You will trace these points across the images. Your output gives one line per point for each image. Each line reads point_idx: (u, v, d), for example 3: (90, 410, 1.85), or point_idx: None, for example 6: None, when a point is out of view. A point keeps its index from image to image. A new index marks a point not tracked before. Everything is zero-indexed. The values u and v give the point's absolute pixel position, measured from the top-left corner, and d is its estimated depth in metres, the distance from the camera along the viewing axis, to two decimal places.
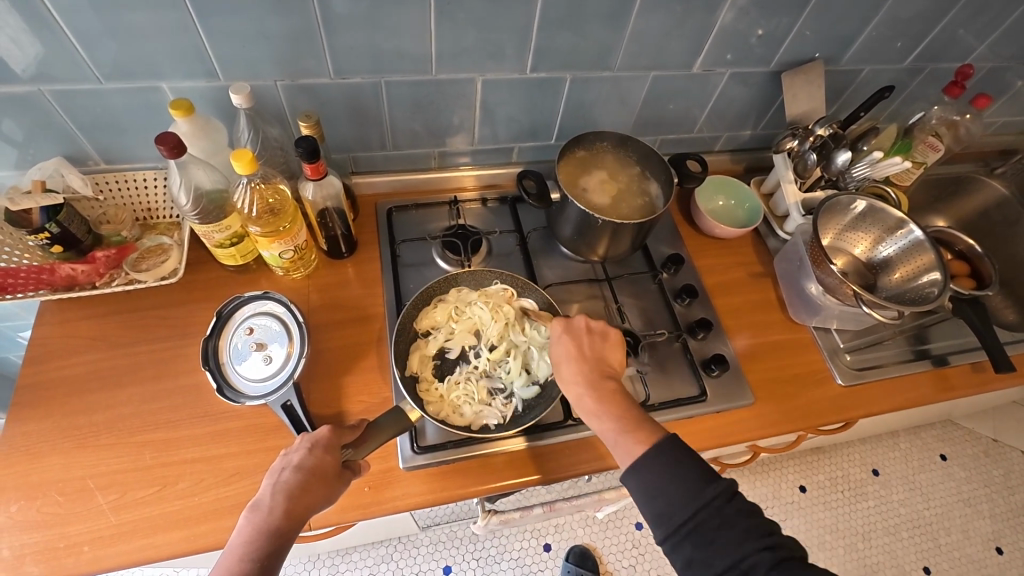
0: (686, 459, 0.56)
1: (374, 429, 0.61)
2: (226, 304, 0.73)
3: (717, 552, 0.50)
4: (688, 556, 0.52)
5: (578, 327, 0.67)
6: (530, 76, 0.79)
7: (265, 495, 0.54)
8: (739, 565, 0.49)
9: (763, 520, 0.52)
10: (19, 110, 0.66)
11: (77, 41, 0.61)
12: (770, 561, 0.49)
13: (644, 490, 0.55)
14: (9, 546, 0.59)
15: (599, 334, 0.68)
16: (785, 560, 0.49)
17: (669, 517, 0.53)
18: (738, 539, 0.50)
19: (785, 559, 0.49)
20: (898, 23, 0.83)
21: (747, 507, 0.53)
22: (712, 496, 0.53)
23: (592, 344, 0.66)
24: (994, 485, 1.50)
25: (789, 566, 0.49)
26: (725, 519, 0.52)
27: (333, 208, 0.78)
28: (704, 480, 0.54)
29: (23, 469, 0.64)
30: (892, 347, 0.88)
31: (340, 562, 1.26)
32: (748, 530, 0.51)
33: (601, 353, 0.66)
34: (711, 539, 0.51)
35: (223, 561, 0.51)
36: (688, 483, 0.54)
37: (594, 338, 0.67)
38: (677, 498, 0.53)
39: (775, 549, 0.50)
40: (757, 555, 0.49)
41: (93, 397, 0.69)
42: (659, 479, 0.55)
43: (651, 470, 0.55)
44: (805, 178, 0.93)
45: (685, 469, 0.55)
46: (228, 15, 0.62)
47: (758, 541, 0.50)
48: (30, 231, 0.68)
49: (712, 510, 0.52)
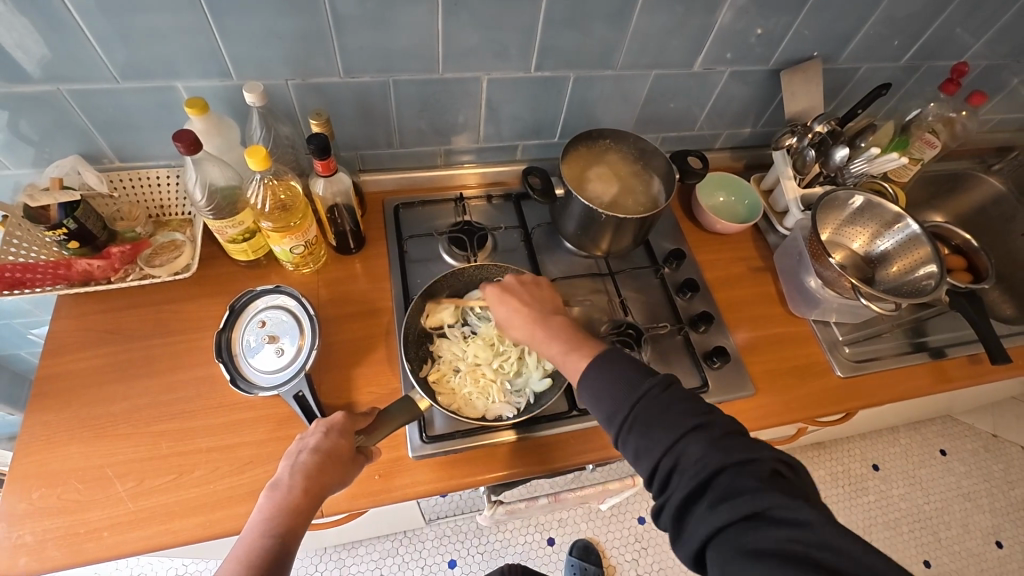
0: (624, 361, 0.58)
1: (386, 417, 0.63)
2: (239, 298, 0.75)
3: (656, 440, 0.51)
4: (635, 447, 0.53)
5: (512, 283, 0.71)
6: (535, 74, 0.80)
7: (285, 475, 0.56)
8: (677, 452, 0.50)
9: (703, 403, 0.53)
10: (39, 110, 0.68)
11: (95, 41, 0.63)
12: (706, 440, 0.50)
13: (593, 395, 0.57)
14: (31, 531, 0.61)
15: (534, 285, 0.72)
16: (721, 439, 0.50)
17: (614, 414, 0.55)
18: (674, 425, 0.51)
19: (721, 438, 0.50)
20: (895, 22, 0.85)
21: (684, 394, 0.54)
22: (649, 388, 0.55)
23: (528, 291, 0.70)
24: (993, 480, 1.51)
25: (725, 445, 0.49)
26: (662, 407, 0.53)
27: (342, 203, 0.79)
28: (641, 376, 0.56)
29: (43, 458, 0.65)
30: (890, 340, 0.89)
31: (347, 556, 1.28)
32: (684, 413, 0.52)
33: (540, 298, 0.70)
34: (652, 429, 0.52)
35: (246, 537, 0.52)
36: (629, 379, 0.56)
37: (529, 287, 0.71)
38: (620, 393, 0.56)
39: (710, 429, 0.51)
40: (693, 438, 0.50)
41: (110, 389, 0.71)
42: (604, 382, 0.57)
43: (593, 376, 0.58)
44: (804, 174, 0.95)
45: (627, 370, 0.57)
46: (241, 15, 0.64)
47: (695, 423, 0.51)
48: (48, 227, 0.69)
49: (648, 399, 0.54)
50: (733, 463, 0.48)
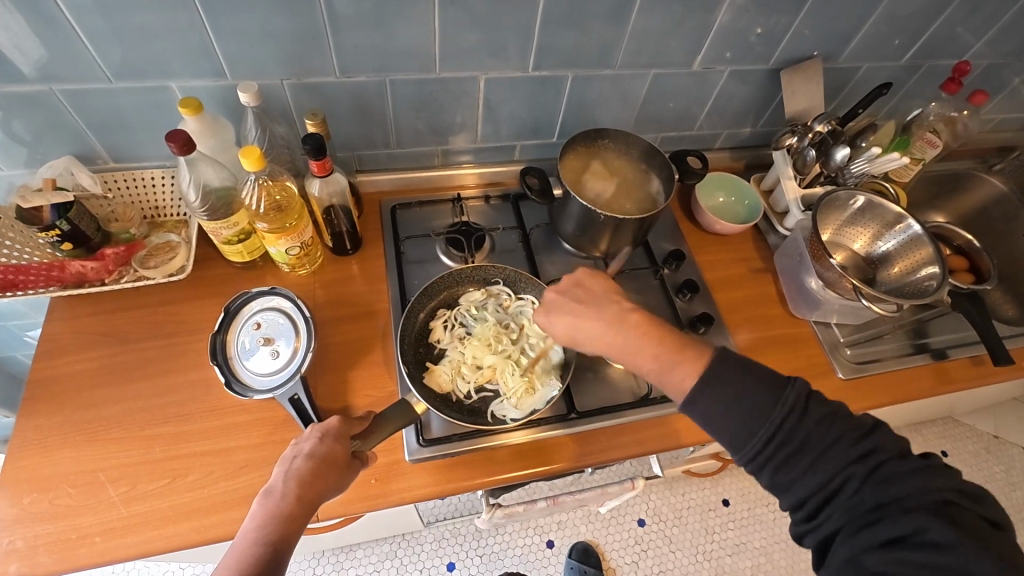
0: (745, 384, 0.54)
1: (381, 421, 0.63)
2: (234, 300, 0.74)
3: (801, 476, 0.51)
4: (773, 479, 0.52)
5: (558, 300, 0.68)
6: (533, 73, 0.80)
7: (278, 481, 0.55)
8: (826, 485, 0.50)
9: (847, 426, 0.51)
10: (30, 109, 0.67)
11: (87, 41, 0.62)
12: (862, 472, 0.49)
13: (709, 423, 0.55)
14: (22, 536, 0.60)
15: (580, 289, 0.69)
16: (875, 470, 0.49)
17: (745, 444, 0.53)
18: (824, 456, 0.50)
19: (875, 469, 0.49)
20: (896, 21, 0.84)
21: (826, 415, 0.52)
22: (783, 418, 0.52)
23: (583, 301, 0.67)
24: (995, 481, 1.50)
25: (884, 475, 0.49)
26: (807, 438, 0.51)
27: (338, 204, 0.78)
28: (771, 400, 0.53)
29: (35, 462, 0.65)
30: (891, 341, 0.89)
31: (345, 559, 1.27)
32: (832, 444, 0.50)
33: (603, 300, 0.67)
34: (794, 463, 0.51)
35: (237, 545, 0.52)
36: (757, 406, 0.53)
37: (580, 296, 0.68)
38: (748, 423, 0.53)
39: (867, 459, 0.50)
40: (850, 470, 0.49)
41: (103, 392, 0.70)
42: (722, 407, 0.54)
43: (708, 402, 0.55)
44: (804, 174, 0.94)
45: (748, 392, 0.54)
46: (235, 14, 0.63)
47: (847, 455, 0.50)
48: (41, 228, 0.68)
49: (788, 432, 0.52)
50: (888, 498, 0.48)
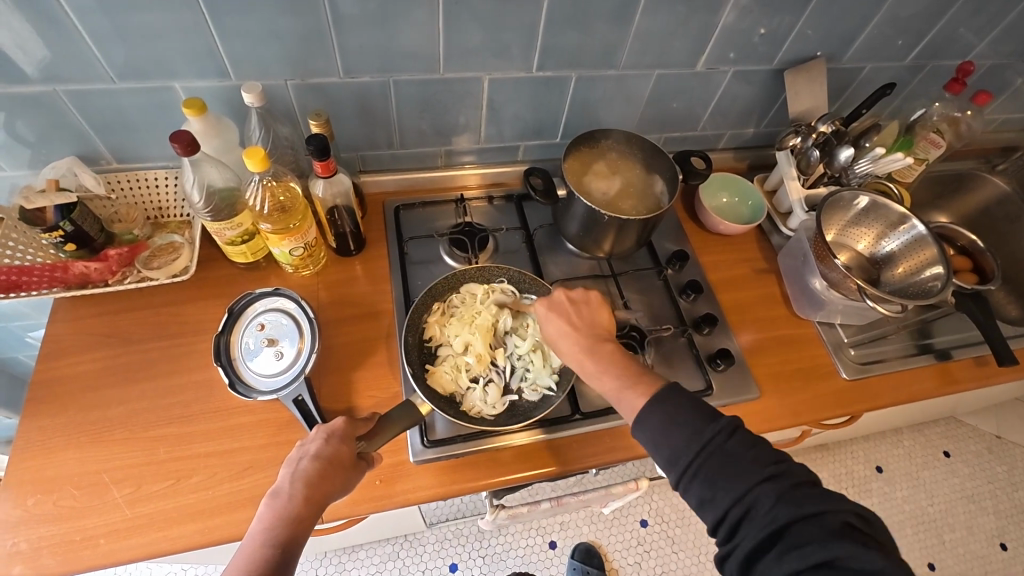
0: (683, 405, 0.56)
1: (386, 422, 0.63)
2: (237, 301, 0.74)
3: (723, 490, 0.50)
4: (700, 494, 0.52)
5: (559, 299, 0.69)
6: (536, 74, 0.80)
7: (285, 482, 0.55)
8: (744, 500, 0.49)
9: (767, 449, 0.52)
10: (34, 109, 0.67)
11: (90, 40, 0.62)
12: (776, 491, 0.49)
13: (652, 440, 0.56)
14: (26, 539, 0.60)
15: (585, 302, 0.69)
16: (790, 490, 0.49)
17: (676, 460, 0.53)
18: (742, 475, 0.50)
19: (791, 488, 0.49)
20: (899, 21, 0.84)
21: (749, 439, 0.52)
22: (712, 435, 0.53)
23: (578, 313, 0.68)
24: (997, 481, 1.50)
25: (797, 495, 0.48)
26: (728, 456, 0.52)
27: (342, 205, 0.79)
28: (705, 421, 0.54)
29: (39, 464, 0.65)
30: (895, 342, 0.89)
31: (348, 560, 1.27)
32: (752, 461, 0.51)
33: (591, 319, 0.67)
34: (717, 478, 0.51)
35: (246, 547, 0.51)
36: (690, 425, 0.54)
37: (579, 307, 0.68)
38: (681, 438, 0.54)
39: (782, 479, 0.49)
40: (763, 488, 0.49)
41: (107, 394, 0.70)
42: (661, 424, 0.55)
43: (652, 419, 0.56)
44: (808, 175, 0.93)
45: (686, 414, 0.55)
46: (240, 14, 0.63)
47: (763, 473, 0.50)
48: (45, 228, 0.68)
49: (714, 448, 0.52)
50: (804, 516, 0.47)
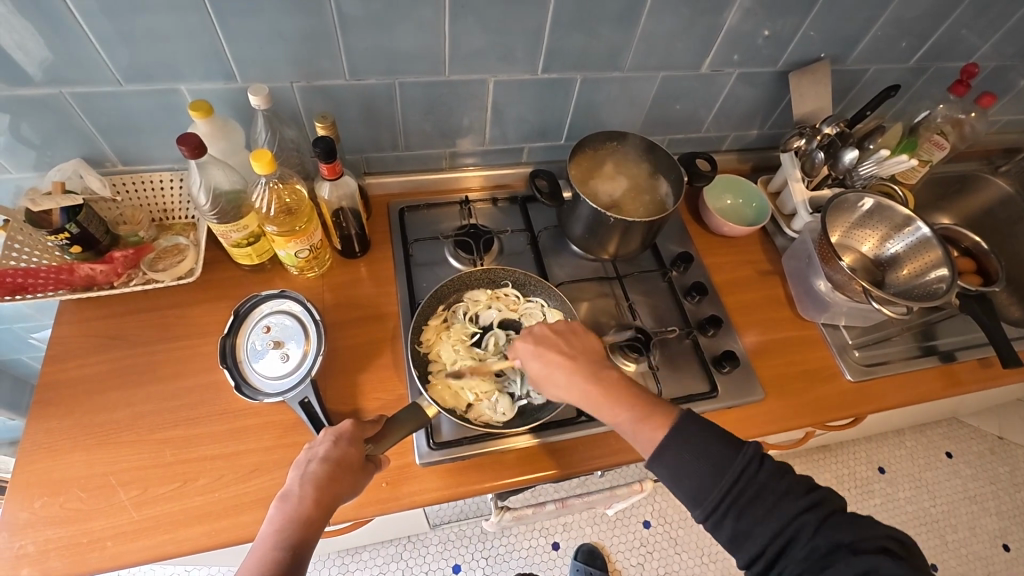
0: (706, 439, 0.56)
1: (394, 424, 0.62)
2: (243, 303, 0.74)
3: (759, 524, 0.51)
4: (733, 529, 0.53)
5: (547, 333, 0.67)
6: (542, 76, 0.80)
7: (294, 485, 0.55)
8: (783, 532, 0.51)
9: (796, 479, 0.53)
10: (40, 112, 0.67)
11: (97, 43, 0.62)
12: (815, 520, 0.50)
13: (674, 477, 0.56)
14: (33, 541, 0.60)
15: (570, 331, 0.68)
16: (826, 518, 0.51)
17: (705, 497, 0.54)
18: (778, 506, 0.52)
19: (827, 516, 0.51)
20: (904, 23, 0.84)
21: (778, 468, 0.54)
22: (743, 467, 0.54)
23: (568, 342, 0.66)
24: (999, 482, 1.50)
25: (832, 523, 0.50)
26: (760, 488, 0.53)
27: (348, 208, 0.80)
28: (731, 453, 0.55)
29: (46, 466, 0.65)
30: (900, 343, 0.89)
31: (351, 561, 1.27)
32: (785, 493, 0.52)
33: (582, 347, 0.66)
34: (752, 512, 0.52)
35: (257, 549, 0.52)
36: (716, 460, 0.55)
37: (567, 337, 0.67)
38: (708, 473, 0.54)
39: (817, 508, 0.51)
40: (801, 520, 0.51)
41: (113, 396, 0.70)
42: (685, 460, 0.56)
43: (675, 455, 0.56)
44: (812, 176, 0.95)
45: (713, 448, 0.55)
46: (246, 17, 0.63)
47: (798, 503, 0.51)
48: (50, 231, 0.68)
49: (747, 481, 0.53)
50: (842, 543, 0.49)
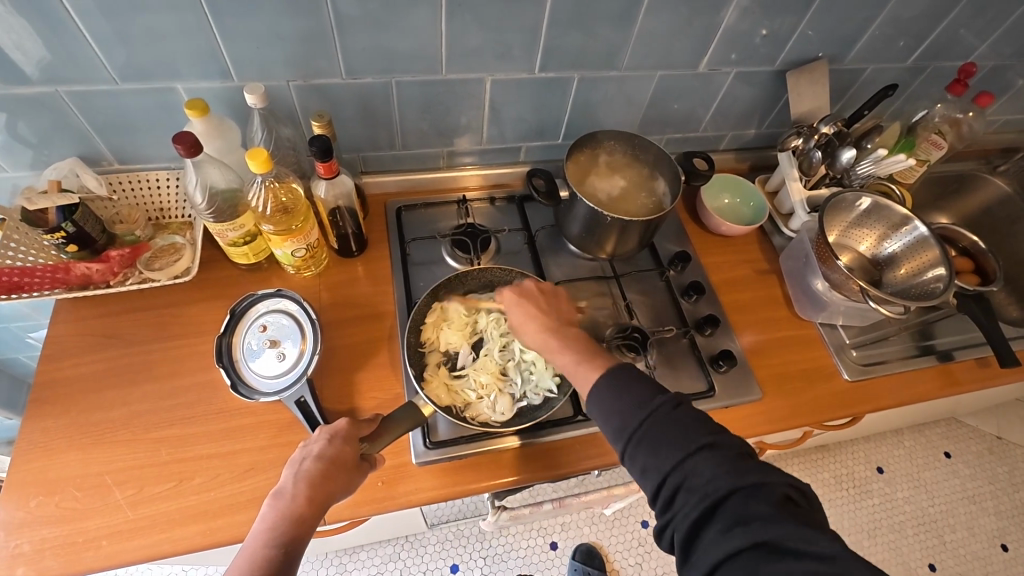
0: (636, 381, 0.57)
1: (390, 423, 0.63)
2: (240, 302, 0.74)
3: (664, 456, 0.51)
4: (643, 463, 0.52)
5: (530, 287, 0.71)
6: (539, 75, 0.80)
7: (288, 483, 0.55)
8: (684, 467, 0.49)
9: (709, 422, 0.52)
10: (36, 111, 0.67)
11: (93, 42, 0.62)
12: (717, 461, 0.49)
13: (603, 411, 0.57)
14: (29, 540, 0.60)
15: (551, 293, 0.72)
16: (729, 458, 0.49)
17: (623, 429, 0.54)
18: (687, 444, 0.50)
19: (729, 458, 0.49)
20: (901, 22, 0.84)
21: (696, 413, 0.53)
22: (658, 406, 0.54)
23: (545, 300, 0.70)
24: (998, 482, 1.50)
25: (734, 466, 0.48)
26: (672, 425, 0.52)
27: (344, 206, 0.79)
28: (652, 393, 0.55)
29: (41, 465, 0.64)
30: (897, 343, 0.88)
31: (348, 561, 1.27)
32: (693, 430, 0.51)
33: (555, 308, 0.70)
34: (659, 445, 0.51)
35: (248, 547, 0.51)
36: (637, 397, 0.55)
37: (547, 295, 0.71)
38: (630, 408, 0.55)
39: (720, 448, 0.50)
40: (701, 456, 0.49)
41: (108, 395, 0.70)
42: (610, 395, 0.56)
43: (603, 389, 0.57)
44: (810, 176, 0.93)
45: (637, 387, 0.56)
46: (243, 16, 0.63)
47: (702, 441, 0.50)
48: (46, 230, 0.68)
49: (659, 416, 0.53)
50: (741, 485, 0.47)
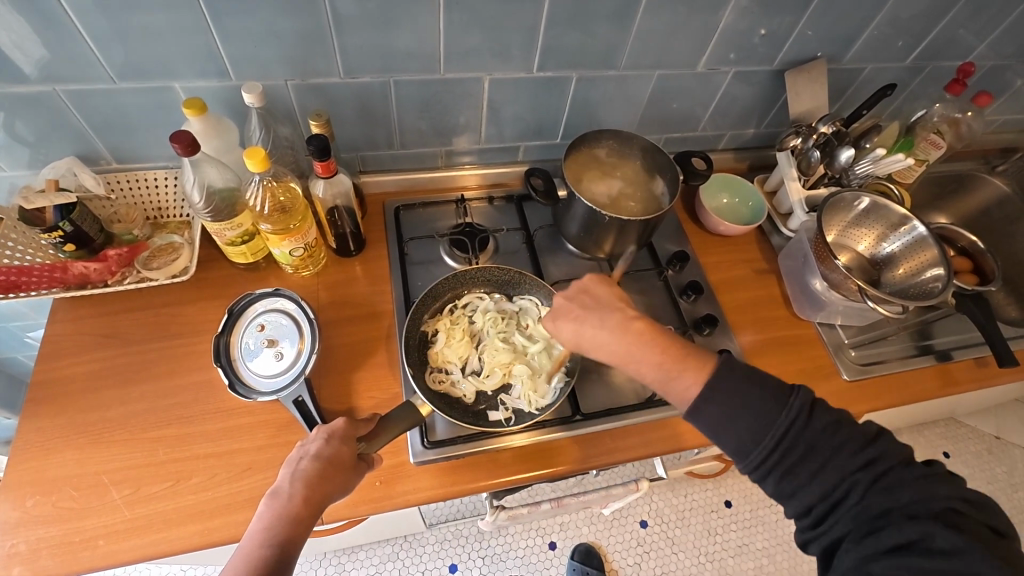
0: (751, 394, 0.54)
1: (387, 423, 0.62)
2: (237, 302, 0.74)
3: (808, 482, 0.51)
4: (778, 486, 0.52)
5: (561, 302, 0.67)
6: (537, 74, 0.80)
7: (285, 482, 0.55)
8: (830, 491, 0.50)
9: (849, 432, 0.52)
10: (33, 110, 0.67)
11: (90, 40, 0.62)
12: (864, 481, 0.49)
13: (715, 429, 0.54)
14: (25, 539, 0.60)
15: (583, 293, 0.67)
16: (879, 477, 0.49)
17: (750, 452, 0.53)
18: (828, 465, 0.51)
19: (880, 476, 0.49)
20: (900, 22, 0.84)
21: (831, 423, 0.52)
22: (790, 425, 0.52)
23: (585, 305, 0.66)
24: (997, 482, 1.50)
25: (884, 484, 0.49)
26: (809, 445, 0.51)
27: (342, 205, 0.79)
28: (776, 408, 0.53)
29: (38, 465, 0.64)
30: (895, 342, 0.88)
31: (346, 561, 1.27)
32: (836, 451, 0.51)
33: (606, 304, 0.65)
34: (800, 470, 0.51)
35: (244, 546, 0.51)
36: (762, 415, 0.53)
37: (586, 299, 0.66)
38: (750, 430, 0.53)
39: (869, 467, 0.50)
40: (851, 479, 0.50)
41: (105, 395, 0.70)
42: (727, 413, 0.54)
43: (714, 408, 0.54)
44: (809, 176, 0.93)
45: (755, 403, 0.53)
46: (240, 15, 0.63)
47: (850, 462, 0.50)
48: (45, 229, 0.68)
49: (796, 440, 0.51)
50: (892, 504, 0.48)
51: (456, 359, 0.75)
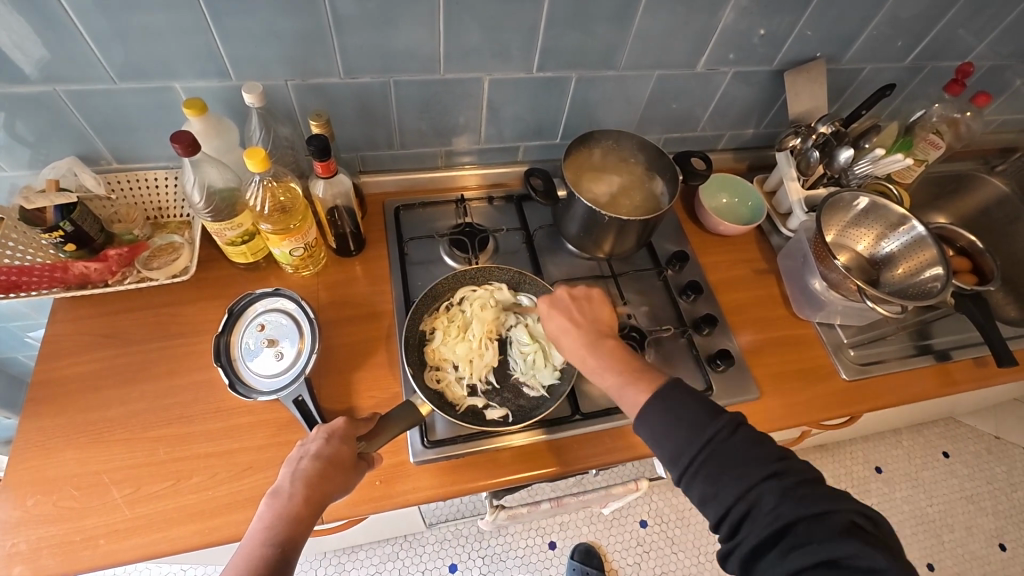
0: (691, 402, 0.56)
1: (386, 423, 0.63)
2: (237, 302, 0.74)
3: (726, 486, 0.50)
4: (701, 492, 0.52)
5: (563, 296, 0.70)
6: (537, 75, 0.80)
7: (285, 482, 0.55)
8: (748, 497, 0.49)
9: (773, 446, 0.52)
10: (34, 110, 0.67)
11: (91, 40, 0.62)
12: (780, 489, 0.49)
13: (653, 435, 0.56)
14: (25, 539, 0.60)
15: (587, 298, 0.71)
16: (795, 486, 0.49)
17: (679, 457, 0.54)
18: (748, 473, 0.50)
19: (795, 487, 0.49)
20: (899, 22, 0.84)
21: (755, 436, 0.53)
22: (716, 431, 0.53)
23: (580, 310, 0.69)
24: (996, 482, 1.50)
25: (799, 493, 0.48)
26: (732, 450, 0.52)
27: (342, 205, 0.79)
28: (708, 417, 0.54)
29: (38, 464, 0.64)
30: (895, 342, 0.89)
31: (346, 560, 1.27)
32: (755, 458, 0.51)
33: (592, 316, 0.69)
34: (721, 475, 0.51)
35: (245, 546, 0.51)
36: (693, 420, 0.54)
37: (580, 302, 0.70)
38: (683, 436, 0.54)
39: (785, 476, 0.49)
40: (763, 487, 0.49)
41: (105, 394, 0.70)
42: (664, 416, 0.56)
43: (655, 413, 0.56)
44: (808, 176, 0.93)
45: (690, 410, 0.55)
46: (240, 15, 0.63)
47: (767, 470, 0.50)
48: (45, 229, 0.68)
49: (718, 444, 0.52)
50: (806, 515, 0.47)
51: (454, 356, 0.75)
